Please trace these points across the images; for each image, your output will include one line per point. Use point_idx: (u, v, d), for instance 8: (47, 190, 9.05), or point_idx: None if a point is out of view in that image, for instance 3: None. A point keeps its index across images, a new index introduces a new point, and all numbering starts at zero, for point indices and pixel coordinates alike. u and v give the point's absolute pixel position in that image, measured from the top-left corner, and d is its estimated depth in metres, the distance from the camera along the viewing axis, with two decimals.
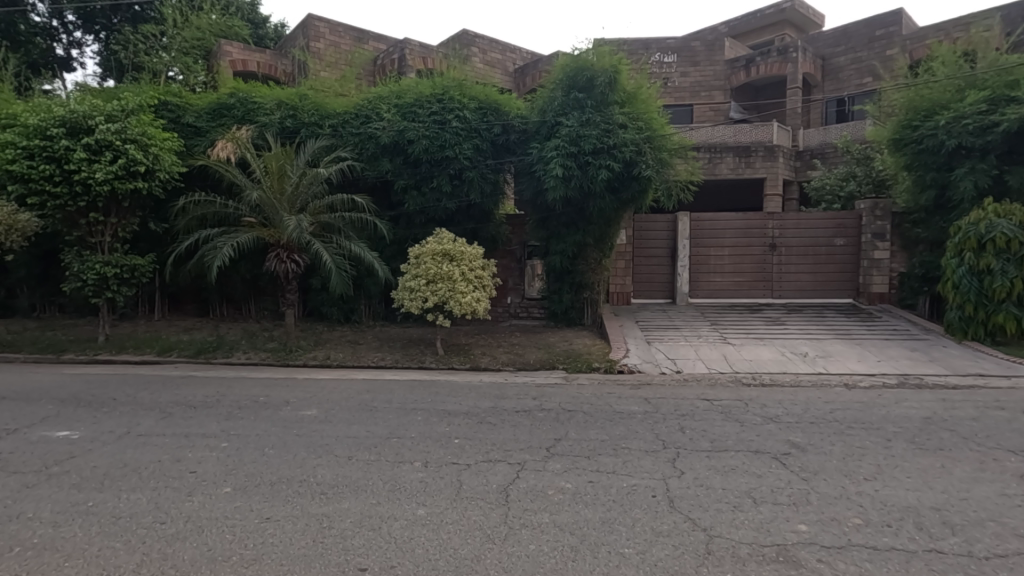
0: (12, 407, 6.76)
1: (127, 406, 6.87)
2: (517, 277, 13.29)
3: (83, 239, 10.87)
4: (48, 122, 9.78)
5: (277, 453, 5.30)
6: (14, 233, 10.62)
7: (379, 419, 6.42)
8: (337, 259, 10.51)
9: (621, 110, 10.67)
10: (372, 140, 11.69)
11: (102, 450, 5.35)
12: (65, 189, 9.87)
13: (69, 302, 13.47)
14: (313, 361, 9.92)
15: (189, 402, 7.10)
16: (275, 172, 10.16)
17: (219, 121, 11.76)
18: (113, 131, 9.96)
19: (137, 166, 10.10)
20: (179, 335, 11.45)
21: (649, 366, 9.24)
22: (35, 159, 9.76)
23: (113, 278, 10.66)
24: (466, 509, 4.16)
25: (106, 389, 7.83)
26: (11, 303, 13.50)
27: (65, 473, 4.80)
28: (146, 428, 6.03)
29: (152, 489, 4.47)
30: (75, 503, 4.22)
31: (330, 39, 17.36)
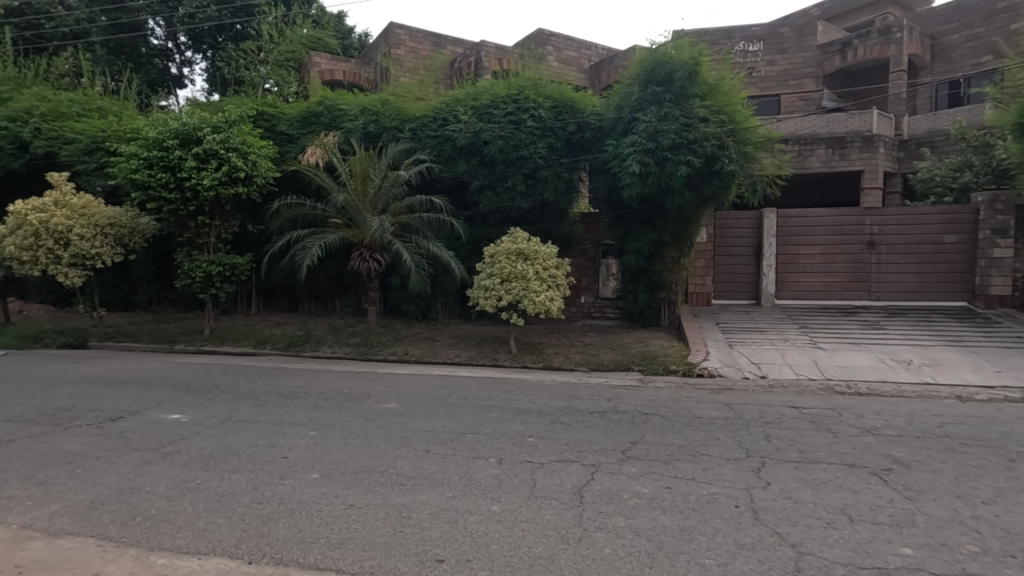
0: (132, 391, 7.55)
1: (228, 394, 7.48)
2: (590, 276, 13.20)
3: (192, 240, 11.91)
4: (164, 134, 10.81)
5: (359, 443, 5.56)
6: (135, 236, 11.94)
7: (454, 414, 6.56)
8: (416, 258, 10.87)
9: (702, 103, 10.25)
10: (449, 142, 11.97)
11: (207, 433, 5.85)
12: (178, 195, 10.87)
13: (180, 298, 14.85)
14: (392, 356, 10.32)
15: (280, 392, 7.61)
16: (360, 175, 10.66)
17: (309, 128, 12.53)
18: (218, 141, 10.88)
19: (238, 172, 10.97)
20: (272, 330, 12.29)
21: (731, 370, 8.83)
22: (153, 168, 10.80)
23: (217, 276, 11.62)
24: (541, 509, 4.16)
25: (210, 377, 8.55)
26: (132, 298, 15.08)
27: (176, 452, 5.29)
28: (244, 414, 6.53)
29: (249, 472, 4.83)
30: (185, 480, 4.65)
31: (410, 45, 17.92)
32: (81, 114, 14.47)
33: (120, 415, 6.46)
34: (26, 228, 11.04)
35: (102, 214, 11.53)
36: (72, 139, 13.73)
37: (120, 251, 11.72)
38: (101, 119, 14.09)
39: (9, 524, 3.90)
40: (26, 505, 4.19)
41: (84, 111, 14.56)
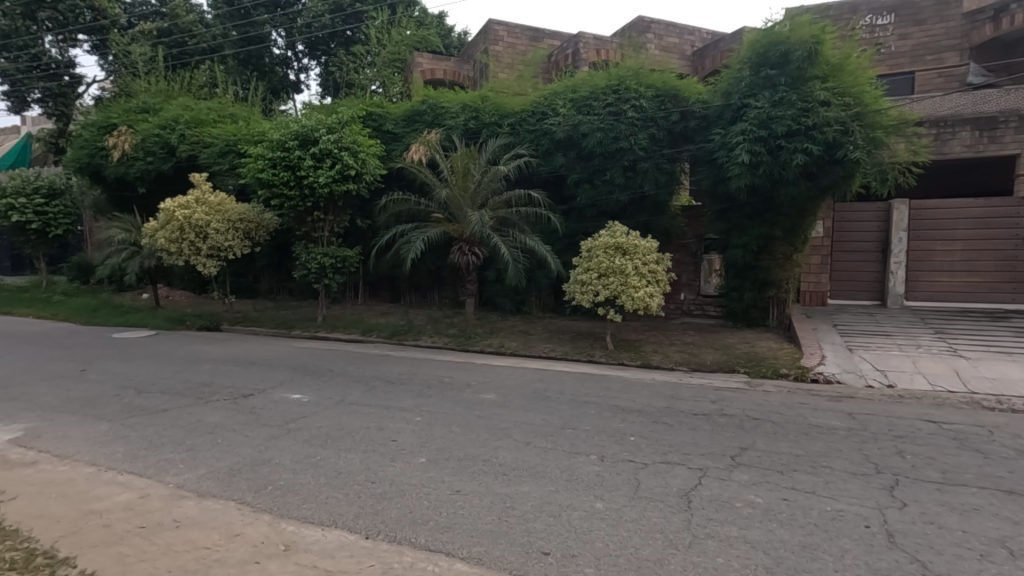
0: (259, 371, 8.33)
1: (340, 377, 8.03)
2: (691, 272, 12.68)
3: (309, 234, 12.87)
4: (286, 136, 11.73)
5: (461, 431, 5.73)
6: (261, 230, 13.11)
7: (553, 408, 6.58)
8: (513, 252, 11.00)
9: (822, 85, 9.42)
10: (547, 136, 11.95)
11: (325, 413, 6.30)
12: (297, 192, 11.76)
13: (296, 287, 16.14)
14: (489, 348, 10.54)
15: (387, 378, 8.04)
16: (461, 171, 10.95)
17: (413, 126, 13.06)
18: (332, 141, 11.66)
19: (349, 170, 11.70)
20: (377, 319, 13.01)
21: (851, 377, 8.08)
22: (276, 167, 11.77)
23: (329, 267, 12.46)
24: (646, 510, 4.04)
25: (324, 362, 9.22)
26: (256, 287, 16.62)
27: (299, 429, 5.74)
28: (355, 397, 6.96)
29: (363, 451, 5.14)
30: (308, 455, 5.04)
31: (508, 41, 18.08)
32: (216, 120, 16.11)
33: (250, 392, 7.14)
34: (173, 222, 12.48)
35: (234, 210, 12.77)
36: (209, 142, 15.32)
37: (248, 244, 12.95)
38: (233, 125, 15.60)
39: (167, 482, 4.44)
40: (179, 467, 4.74)
41: (219, 117, 16.19)
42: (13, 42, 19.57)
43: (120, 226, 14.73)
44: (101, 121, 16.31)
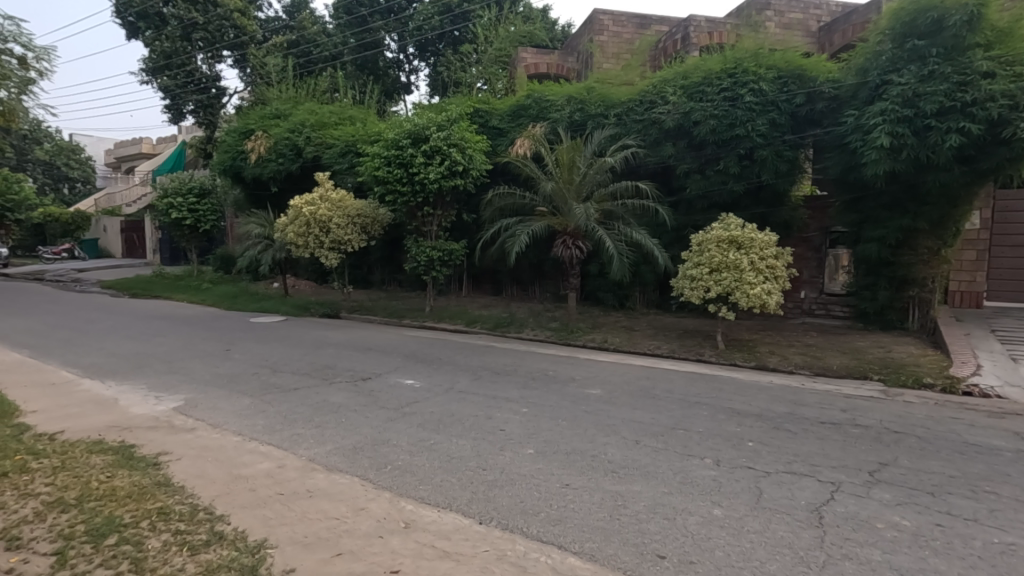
0: (375, 357, 8.87)
1: (449, 366, 8.34)
2: (814, 268, 11.68)
3: (418, 228, 13.46)
4: (400, 135, 12.34)
5: (568, 425, 5.69)
6: (376, 225, 13.95)
7: (661, 407, 6.35)
8: (619, 245, 10.76)
9: (985, 54, 8.22)
10: (656, 125, 11.54)
11: (436, 399, 6.56)
12: (409, 188, 12.34)
13: (406, 279, 17.02)
14: (591, 343, 10.40)
15: (493, 369, 8.21)
16: (566, 164, 10.87)
17: (518, 121, 13.20)
18: (441, 139, 12.11)
19: (457, 166, 12.08)
20: (480, 311, 13.35)
21: (1017, 391, 6.99)
22: (390, 165, 12.43)
23: (437, 260, 12.97)
24: (770, 521, 3.76)
25: (432, 350, 9.62)
26: (370, 278, 17.74)
27: (413, 414, 6.02)
28: (464, 386, 7.17)
29: (473, 438, 5.29)
30: (422, 439, 5.26)
31: (614, 30, 17.66)
32: (337, 122, 17.38)
33: (367, 376, 7.63)
34: (301, 218, 13.62)
35: (352, 206, 13.69)
36: (331, 144, 16.56)
37: (364, 238, 13.84)
38: (352, 126, 16.73)
39: (300, 455, 4.84)
40: (310, 442, 5.16)
41: (340, 120, 17.44)
42: (174, 62, 22.49)
43: (257, 221, 16.37)
44: (241, 127, 18.23)
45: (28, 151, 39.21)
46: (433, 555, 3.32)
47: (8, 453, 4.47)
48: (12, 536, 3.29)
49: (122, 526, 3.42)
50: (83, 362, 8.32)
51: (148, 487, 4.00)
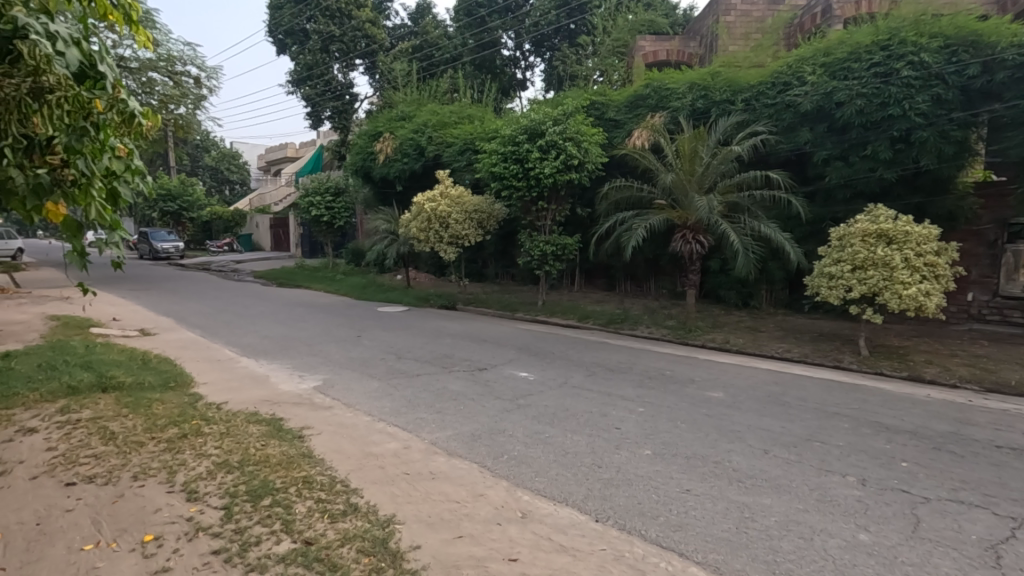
0: (490, 348, 9.13)
1: (562, 360, 8.35)
2: (985, 267, 10.08)
3: (533, 223, 13.59)
4: (517, 131, 12.53)
5: (688, 428, 5.43)
6: (492, 219, 14.34)
7: (793, 416, 5.84)
8: (745, 240, 10.07)
9: None
10: (791, 109, 10.62)
11: (550, 393, 6.60)
12: (525, 183, 12.50)
13: (519, 273, 17.32)
14: (712, 343, 9.85)
15: (607, 365, 8.08)
16: (688, 154, 10.35)
17: (636, 112, 12.83)
18: (558, 133, 12.11)
19: (573, 160, 12.03)
20: (593, 306, 13.20)
21: None
22: (507, 161, 12.67)
23: (551, 254, 13.01)
24: (931, 555, 3.30)
25: (545, 344, 9.69)
26: (484, 272, 18.31)
27: (527, 406, 6.10)
28: (577, 381, 7.14)
29: (588, 434, 5.24)
30: (537, 431, 5.32)
31: (743, 9, 16.50)
32: (457, 121, 18.09)
33: (484, 366, 7.87)
34: (423, 214, 14.36)
35: (470, 202, 14.17)
36: (451, 143, 17.27)
37: (480, 232, 14.28)
38: (470, 125, 17.32)
39: (423, 438, 5.11)
40: (431, 426, 5.43)
41: (459, 119, 18.15)
42: (315, 73, 24.79)
43: (384, 217, 17.56)
44: (371, 130, 19.63)
45: (199, 159, 45.49)
46: (550, 548, 3.33)
47: (187, 418, 5.21)
48: (191, 489, 3.83)
49: (275, 490, 3.84)
50: (241, 342, 9.48)
51: (295, 457, 4.45)
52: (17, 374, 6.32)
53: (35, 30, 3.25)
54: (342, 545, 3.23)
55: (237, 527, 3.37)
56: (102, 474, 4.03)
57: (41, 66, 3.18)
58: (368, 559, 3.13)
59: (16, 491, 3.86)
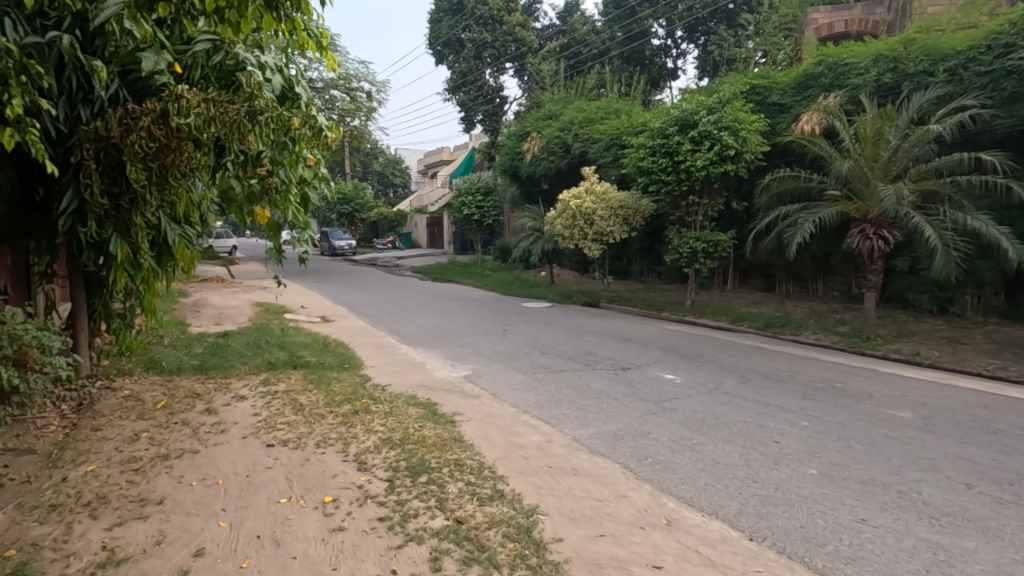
0: (634, 348, 8.91)
1: (713, 365, 7.85)
2: None
3: (682, 219, 12.94)
4: (667, 123, 12.03)
5: (864, 450, 4.78)
6: (638, 216, 13.97)
7: (1009, 447, 4.84)
8: (945, 235, 8.57)
9: None
10: (1013, 76, 8.80)
11: (698, 398, 6.25)
12: (674, 177, 11.97)
13: (666, 271, 16.64)
14: (896, 354, 8.54)
15: (764, 372, 7.42)
16: (871, 137, 9.07)
17: (805, 93, 11.61)
18: (712, 122, 11.40)
19: (729, 150, 11.25)
20: (748, 308, 12.20)
21: None
22: (656, 155, 12.23)
23: (702, 252, 12.28)
24: None
25: (694, 346, 9.19)
26: (629, 269, 17.92)
27: (674, 410, 5.84)
28: (730, 388, 6.67)
29: (742, 446, 4.87)
30: (684, 437, 5.07)
31: None
32: (604, 117, 17.93)
33: (628, 366, 7.71)
34: (568, 211, 14.42)
35: (615, 198, 13.97)
36: (597, 139, 17.15)
37: (626, 229, 14.00)
38: (618, 119, 17.02)
39: (566, 433, 5.17)
40: (574, 423, 5.47)
41: (606, 114, 17.96)
42: (469, 79, 26.23)
43: (530, 215, 18.02)
44: (519, 131, 20.26)
45: (369, 165, 50.79)
46: (698, 560, 3.16)
47: (358, 396, 5.87)
48: (362, 460, 4.31)
49: (431, 469, 4.17)
50: (402, 331, 10.42)
51: (448, 440, 4.78)
52: (232, 350, 7.62)
53: (250, 63, 4.55)
54: (489, 528, 3.39)
55: (398, 499, 3.72)
56: (293, 440, 4.69)
57: (255, 94, 4.25)
58: (512, 545, 3.24)
59: (231, 447, 4.57)
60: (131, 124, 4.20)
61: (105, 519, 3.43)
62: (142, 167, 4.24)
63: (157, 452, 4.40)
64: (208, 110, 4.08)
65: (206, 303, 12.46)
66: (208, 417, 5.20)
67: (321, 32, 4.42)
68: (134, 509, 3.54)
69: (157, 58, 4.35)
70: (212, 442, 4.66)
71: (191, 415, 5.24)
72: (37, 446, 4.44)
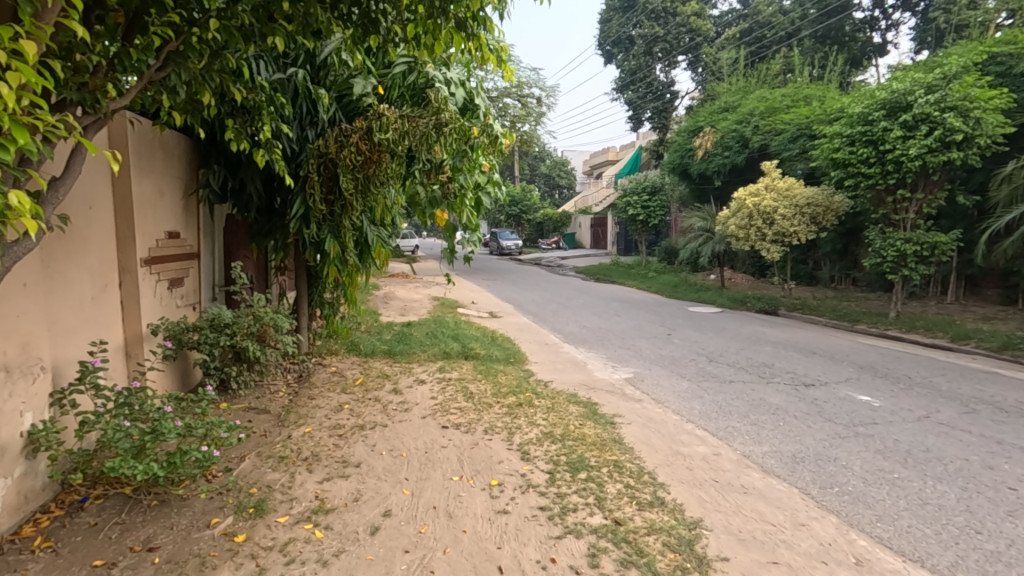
0: (821, 362, 7.95)
1: (924, 389, 6.66)
2: None
3: (887, 217, 11.17)
4: (870, 108, 10.50)
5: None
6: (829, 214, 12.40)
7: None
8: None
9: None
10: None
11: (904, 426, 5.36)
12: (878, 169, 10.41)
13: (864, 277, 14.53)
14: None
15: (998, 404, 6.10)
16: None
17: None
18: (931, 102, 9.65)
19: (955, 135, 9.40)
20: (977, 324, 10.10)
21: None
22: (855, 144, 10.76)
23: (912, 256, 10.45)
24: None
25: (900, 365, 7.90)
26: (817, 274, 16.05)
27: (869, 436, 5.10)
28: (947, 417, 5.61)
29: (963, 488, 4.07)
30: (882, 469, 4.40)
31: None
32: (790, 105, 16.32)
33: (812, 382, 6.91)
34: (743, 210, 13.32)
35: (802, 195, 12.56)
36: (782, 129, 15.62)
37: (814, 229, 12.50)
38: (807, 107, 15.32)
39: (735, 449, 4.83)
40: (745, 438, 5.08)
41: (793, 103, 16.31)
42: (639, 76, 25.69)
43: (700, 215, 17.11)
44: (691, 126, 19.33)
45: (537, 168, 52.45)
46: None
47: (522, 390, 6.15)
48: (525, 450, 4.52)
49: (590, 467, 4.22)
50: (565, 330, 10.64)
51: (608, 441, 4.78)
52: (415, 338, 8.50)
53: (439, 80, 5.13)
54: (648, 534, 3.32)
55: (558, 492, 3.83)
56: (464, 424, 5.09)
57: (442, 108, 4.72)
58: (673, 555, 3.14)
59: (413, 424, 5.11)
60: (344, 141, 4.99)
61: (317, 473, 4.10)
62: (351, 177, 4.99)
63: (355, 422, 5.13)
64: (404, 125, 4.71)
65: (393, 296, 14.03)
66: (394, 396, 5.90)
67: (500, 46, 4.72)
68: (337, 469, 4.18)
69: (365, 83, 5.08)
70: (397, 418, 5.28)
71: (381, 393, 5.98)
72: (271, 407, 5.46)
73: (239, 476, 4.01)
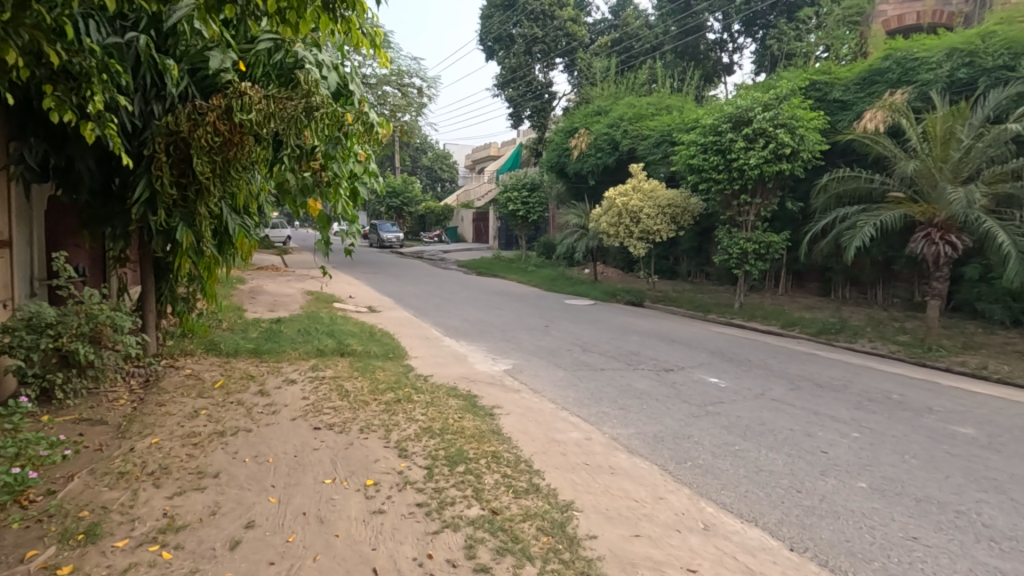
0: (679, 349, 8.76)
1: (760, 370, 7.63)
2: None
3: (732, 219, 12.54)
4: (720, 120, 11.73)
5: (920, 465, 4.60)
6: (686, 215, 13.70)
7: None
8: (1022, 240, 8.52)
9: None
10: None
11: (744, 403, 6.10)
12: (725, 175, 11.66)
13: (715, 272, 16.27)
14: (959, 367, 8.11)
15: (816, 380, 7.17)
16: (941, 135, 9.10)
17: (870, 90, 11.37)
18: (767, 120, 11.04)
19: (785, 149, 10.87)
20: (802, 313, 11.79)
21: None
22: (708, 153, 11.92)
23: (752, 253, 11.88)
24: None
25: (742, 350, 8.98)
26: (677, 268, 17.66)
27: (717, 414, 5.73)
28: (778, 394, 6.47)
29: (788, 455, 4.73)
30: (728, 443, 4.95)
31: None
32: (654, 113, 17.72)
33: (671, 367, 7.60)
34: (614, 209, 14.19)
35: (663, 196, 13.72)
36: (647, 135, 16.92)
37: (673, 228, 13.74)
38: (669, 116, 16.73)
39: (605, 432, 5.15)
40: (613, 422, 5.44)
41: (657, 111, 17.71)
42: (519, 75, 26.26)
43: (575, 212, 17.96)
44: (567, 127, 20.19)
45: (418, 160, 51.55)
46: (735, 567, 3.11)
47: (401, 386, 6.04)
48: (402, 447, 4.44)
49: (469, 460, 4.25)
50: (447, 324, 10.62)
51: (486, 432, 4.86)
52: (285, 335, 7.96)
53: (309, 61, 4.82)
54: (523, 520, 3.44)
55: (436, 486, 3.82)
56: (338, 424, 4.87)
57: (312, 91, 4.46)
58: (546, 538, 3.28)
59: (281, 428, 4.78)
60: (198, 120, 4.50)
61: (166, 488, 3.68)
62: (207, 160, 4.52)
63: (213, 429, 4.67)
64: (268, 107, 4.38)
65: (261, 290, 12.98)
66: (261, 398, 5.47)
67: (375, 31, 4.54)
68: (191, 481, 3.78)
69: (223, 58, 4.65)
70: (263, 422, 4.90)
71: (245, 396, 5.52)
72: (108, 417, 4.78)
73: (65, 499, 3.48)
